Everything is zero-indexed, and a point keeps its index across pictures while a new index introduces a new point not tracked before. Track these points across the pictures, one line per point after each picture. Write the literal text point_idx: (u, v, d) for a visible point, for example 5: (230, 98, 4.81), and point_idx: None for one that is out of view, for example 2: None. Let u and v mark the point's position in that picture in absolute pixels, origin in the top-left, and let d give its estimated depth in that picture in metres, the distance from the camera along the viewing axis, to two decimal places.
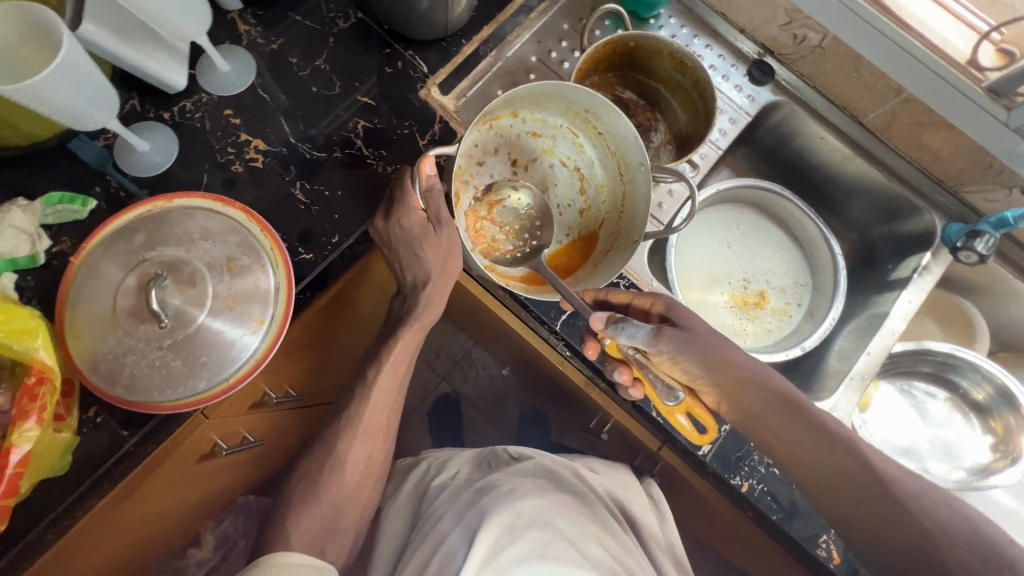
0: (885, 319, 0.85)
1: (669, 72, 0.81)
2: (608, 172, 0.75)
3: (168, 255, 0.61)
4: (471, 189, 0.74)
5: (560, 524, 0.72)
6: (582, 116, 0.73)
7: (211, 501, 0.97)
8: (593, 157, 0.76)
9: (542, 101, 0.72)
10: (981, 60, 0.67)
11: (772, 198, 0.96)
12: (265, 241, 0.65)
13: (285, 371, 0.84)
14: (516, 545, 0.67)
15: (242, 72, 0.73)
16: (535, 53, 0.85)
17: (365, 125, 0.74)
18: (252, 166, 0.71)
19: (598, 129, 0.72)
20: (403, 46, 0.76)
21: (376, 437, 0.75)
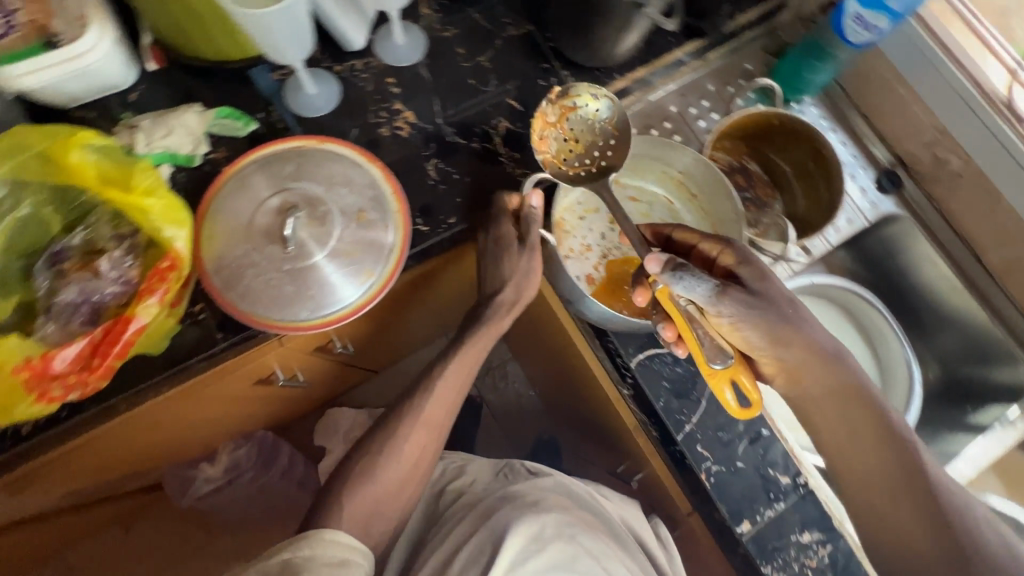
0: (954, 458, 0.87)
1: (803, 157, 0.82)
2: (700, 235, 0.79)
3: (309, 190, 0.66)
4: (571, 238, 0.79)
5: (588, 541, 0.75)
6: (679, 184, 0.79)
7: (239, 421, 1.02)
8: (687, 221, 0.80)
9: (638, 166, 0.80)
10: None
11: (863, 306, 0.93)
12: (392, 203, 0.69)
13: (355, 327, 0.87)
14: (542, 554, 0.71)
15: (413, 47, 0.77)
16: (676, 103, 0.87)
17: (506, 126, 0.78)
18: (396, 134, 0.75)
19: (692, 194, 0.77)
20: (561, 65, 0.81)
21: (432, 431, 0.74)
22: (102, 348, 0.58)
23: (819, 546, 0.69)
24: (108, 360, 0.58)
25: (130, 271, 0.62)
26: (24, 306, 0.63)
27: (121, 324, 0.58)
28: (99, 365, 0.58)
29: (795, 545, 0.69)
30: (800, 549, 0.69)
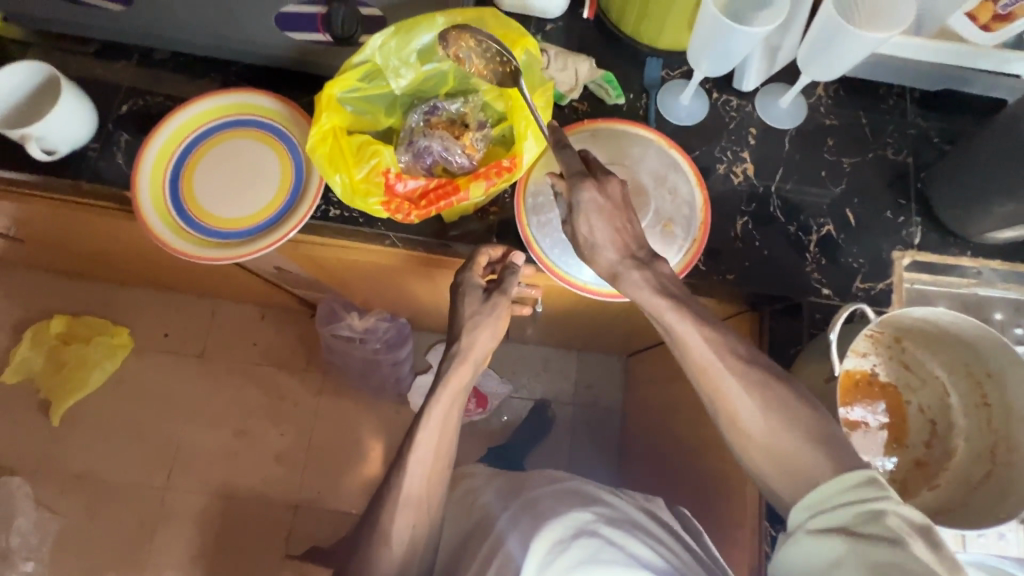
0: None
1: None
2: (970, 447, 0.66)
3: (640, 180, 0.72)
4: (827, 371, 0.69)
5: (605, 529, 0.67)
6: (973, 382, 0.66)
7: (412, 298, 1.13)
8: (959, 421, 0.68)
9: (939, 343, 0.67)
10: None
11: None
12: (695, 231, 0.71)
13: (565, 300, 0.89)
14: (569, 552, 0.63)
15: (793, 115, 0.79)
16: (1003, 312, 0.77)
17: (829, 231, 0.75)
18: (727, 177, 0.77)
19: (986, 400, 0.65)
20: (916, 209, 0.77)
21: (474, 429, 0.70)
22: (431, 197, 0.67)
23: None
24: (430, 209, 0.66)
25: (478, 152, 0.71)
26: (391, 129, 0.73)
27: (453, 188, 0.67)
28: (421, 208, 0.66)
29: None
30: None
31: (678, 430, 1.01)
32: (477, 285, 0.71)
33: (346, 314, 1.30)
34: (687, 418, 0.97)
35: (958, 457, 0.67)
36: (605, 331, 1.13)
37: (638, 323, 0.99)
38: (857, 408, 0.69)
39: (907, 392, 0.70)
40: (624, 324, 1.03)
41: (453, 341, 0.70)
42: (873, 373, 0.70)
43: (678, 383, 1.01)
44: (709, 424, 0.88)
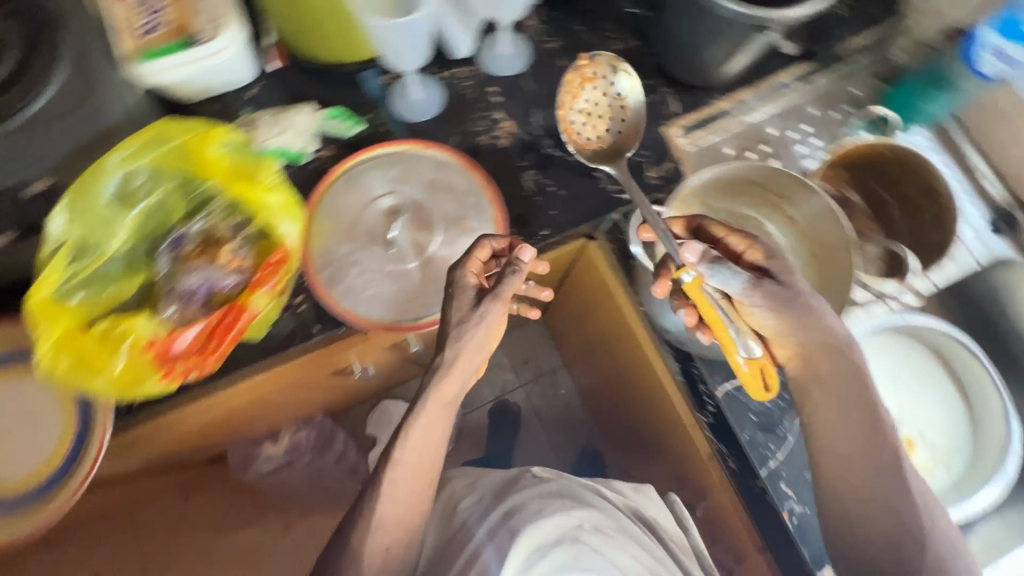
0: None
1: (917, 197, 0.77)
2: (800, 257, 0.72)
3: (413, 196, 0.69)
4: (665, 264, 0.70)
5: (591, 538, 0.71)
6: (773, 207, 0.72)
7: (304, 404, 1.05)
8: (781, 244, 0.73)
9: (732, 189, 0.71)
10: None
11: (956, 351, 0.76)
12: (491, 211, 0.70)
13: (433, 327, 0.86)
14: (549, 558, 0.69)
15: (519, 57, 0.78)
16: (775, 126, 0.83)
17: (604, 142, 0.77)
18: (493, 144, 0.76)
19: (790, 216, 0.71)
20: (663, 81, 0.80)
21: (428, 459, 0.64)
22: (218, 334, 0.60)
23: None
24: (224, 346, 0.61)
25: (245, 260, 0.65)
26: (145, 287, 0.65)
27: (235, 313, 0.61)
28: (214, 350, 0.60)
29: None
30: None
31: (603, 365, 1.04)
32: (467, 292, 0.60)
33: (259, 448, 1.20)
34: (602, 353, 0.99)
35: (797, 275, 0.72)
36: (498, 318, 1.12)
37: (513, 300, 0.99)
38: None
39: None
40: None
41: (442, 357, 0.60)
42: None
43: (581, 327, 1.02)
44: (617, 352, 0.90)
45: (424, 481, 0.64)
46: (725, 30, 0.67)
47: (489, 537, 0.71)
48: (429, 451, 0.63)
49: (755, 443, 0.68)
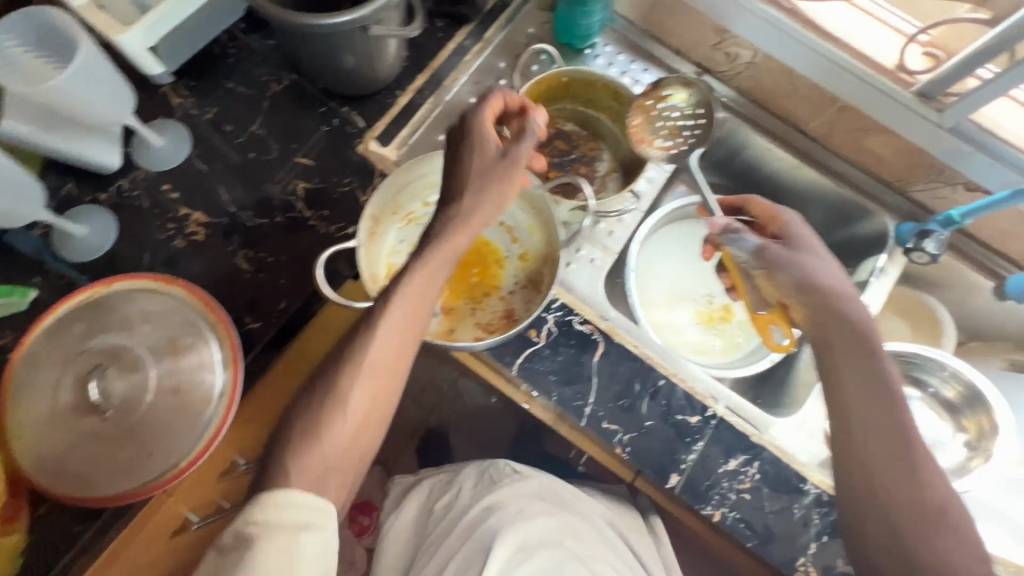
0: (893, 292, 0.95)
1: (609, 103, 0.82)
2: (529, 211, 0.69)
3: (111, 342, 0.60)
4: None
5: (570, 543, 0.70)
6: None
7: None
8: (507, 208, 0.71)
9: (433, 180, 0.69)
10: (911, 65, 0.73)
11: None
12: (209, 317, 0.63)
13: None
14: (531, 561, 0.66)
15: (178, 145, 0.73)
16: (474, 93, 0.83)
17: (305, 187, 0.73)
18: (193, 241, 0.70)
19: None
20: (339, 101, 0.76)
21: (388, 374, 0.52)
22: None
23: (747, 467, 0.68)
24: None
25: None
26: None
27: None
28: None
29: (725, 477, 0.67)
30: (730, 477, 0.67)
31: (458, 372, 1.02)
32: (484, 135, 0.55)
33: None
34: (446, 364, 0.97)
35: (532, 229, 0.70)
36: None
37: None
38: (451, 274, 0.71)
39: None
40: None
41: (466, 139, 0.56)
42: None
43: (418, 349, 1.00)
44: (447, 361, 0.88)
45: (376, 418, 0.52)
46: (341, 46, 0.64)
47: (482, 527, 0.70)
48: (385, 382, 0.52)
49: (564, 399, 0.69)
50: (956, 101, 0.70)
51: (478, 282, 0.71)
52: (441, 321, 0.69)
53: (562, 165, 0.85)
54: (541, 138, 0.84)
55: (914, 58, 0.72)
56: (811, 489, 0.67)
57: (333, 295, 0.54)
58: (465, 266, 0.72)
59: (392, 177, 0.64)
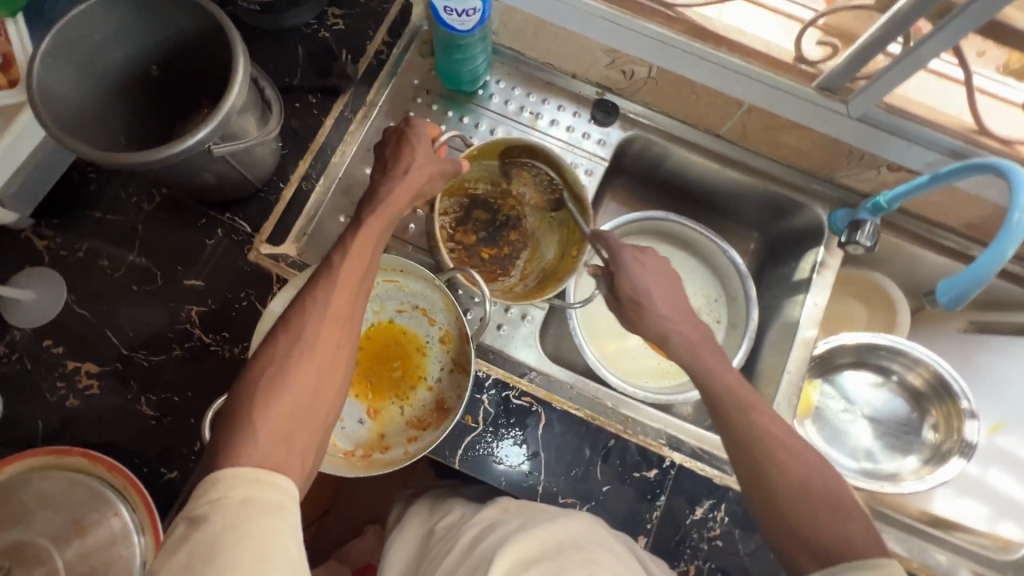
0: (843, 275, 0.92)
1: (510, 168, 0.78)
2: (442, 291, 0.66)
3: (10, 537, 0.56)
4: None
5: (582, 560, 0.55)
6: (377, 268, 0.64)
7: None
8: (417, 289, 0.67)
9: None
10: (810, 55, 0.66)
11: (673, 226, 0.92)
12: (115, 482, 0.59)
13: None
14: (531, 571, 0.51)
15: (52, 293, 0.66)
16: (368, 163, 0.79)
17: (199, 311, 0.67)
18: (88, 396, 0.64)
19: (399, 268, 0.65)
20: (220, 207, 0.71)
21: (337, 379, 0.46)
22: None
23: (715, 512, 0.65)
24: None
25: None
26: None
27: None
28: None
29: (694, 527, 0.64)
30: (699, 527, 0.65)
31: None
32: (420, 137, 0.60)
33: None
34: None
35: (448, 309, 0.66)
36: None
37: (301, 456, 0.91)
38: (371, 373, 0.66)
39: (382, 314, 0.68)
40: None
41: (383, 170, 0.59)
42: None
43: None
44: None
45: (335, 372, 0.47)
46: (197, 168, 0.58)
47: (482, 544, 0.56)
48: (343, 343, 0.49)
49: (514, 481, 0.65)
50: (862, 87, 0.64)
51: (402, 375, 0.67)
52: (369, 428, 0.64)
53: (490, 240, 0.80)
54: (458, 216, 0.79)
55: (811, 48, 0.65)
56: None
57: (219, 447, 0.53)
58: (386, 361, 0.67)
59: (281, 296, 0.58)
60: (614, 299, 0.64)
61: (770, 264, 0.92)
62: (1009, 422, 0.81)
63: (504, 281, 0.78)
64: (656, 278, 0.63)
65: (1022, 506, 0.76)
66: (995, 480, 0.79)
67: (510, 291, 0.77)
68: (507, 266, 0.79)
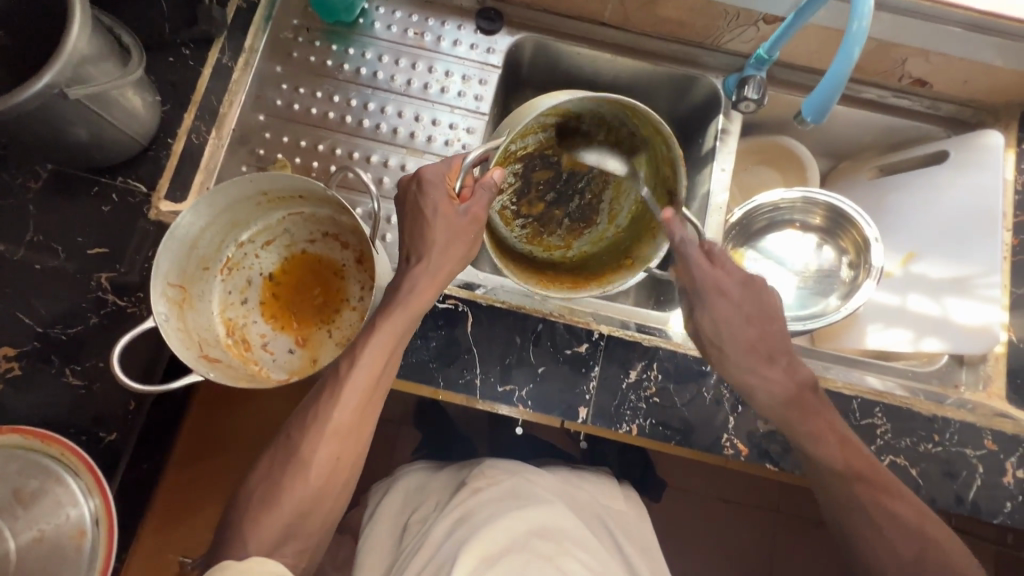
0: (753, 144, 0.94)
1: (602, 120, 0.72)
2: (346, 212, 0.65)
3: None
4: (255, 325, 0.66)
5: (536, 544, 0.75)
6: (274, 199, 0.64)
7: None
8: (323, 215, 0.67)
9: (236, 221, 0.64)
10: None
11: None
12: (51, 451, 0.58)
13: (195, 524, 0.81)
14: (495, 568, 0.70)
15: None
16: (260, 110, 0.78)
17: (109, 276, 0.67)
18: (9, 378, 0.63)
19: (297, 197, 0.64)
20: (110, 173, 0.69)
21: (344, 461, 0.59)
22: None
23: (648, 372, 0.68)
24: None
25: None
26: None
27: None
28: None
29: (630, 390, 0.67)
30: (635, 389, 0.67)
31: None
32: (437, 201, 0.59)
33: None
34: None
35: (355, 227, 0.66)
36: None
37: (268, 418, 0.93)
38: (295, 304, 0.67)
39: (294, 246, 0.68)
40: None
41: (409, 248, 0.62)
42: (265, 279, 0.67)
43: None
44: None
45: (340, 467, 0.59)
46: (62, 120, 0.57)
47: (448, 543, 0.74)
48: (346, 447, 0.60)
49: (451, 380, 0.66)
50: None
51: (324, 301, 0.67)
52: (300, 355, 0.65)
53: (562, 201, 0.78)
54: (519, 189, 0.76)
55: None
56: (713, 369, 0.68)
57: (140, 387, 0.51)
58: (306, 290, 0.67)
59: (171, 236, 0.56)
60: (694, 335, 0.65)
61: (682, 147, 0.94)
62: (920, 248, 0.84)
63: (595, 229, 0.77)
64: (735, 306, 0.63)
65: (939, 319, 0.79)
66: (915, 304, 0.82)
67: (601, 240, 0.77)
68: (590, 216, 0.78)
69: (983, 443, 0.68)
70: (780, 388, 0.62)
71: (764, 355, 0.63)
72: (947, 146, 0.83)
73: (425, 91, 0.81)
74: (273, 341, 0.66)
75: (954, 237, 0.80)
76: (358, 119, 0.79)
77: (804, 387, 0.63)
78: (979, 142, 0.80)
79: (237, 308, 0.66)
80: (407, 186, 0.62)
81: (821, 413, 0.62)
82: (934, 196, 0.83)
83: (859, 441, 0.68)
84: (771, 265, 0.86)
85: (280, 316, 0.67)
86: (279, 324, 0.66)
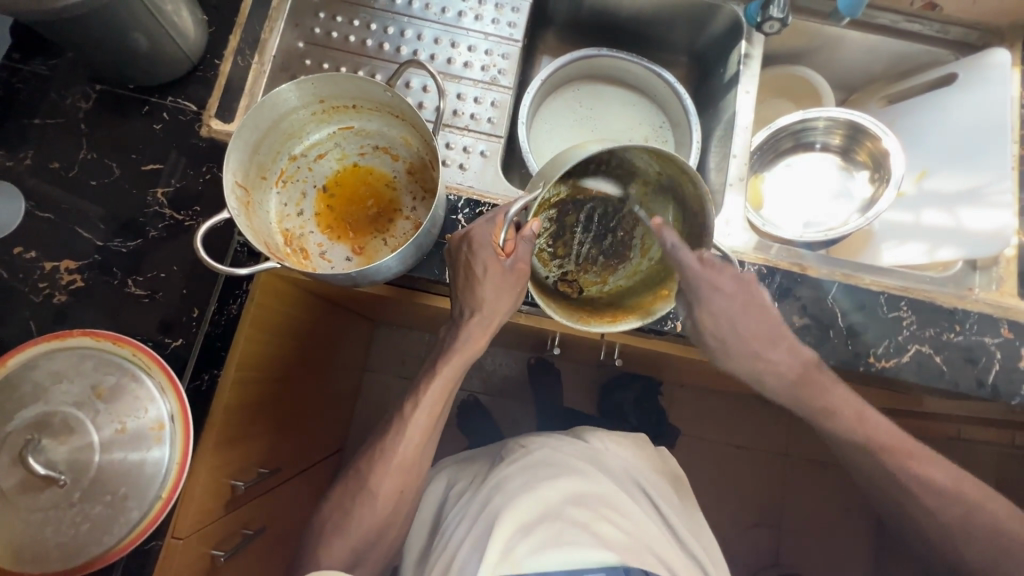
0: (770, 75, 0.98)
1: (640, 157, 0.64)
2: (398, 123, 0.67)
3: (31, 415, 0.56)
4: (313, 235, 0.68)
5: (571, 510, 0.70)
6: (329, 110, 0.66)
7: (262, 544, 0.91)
8: (375, 128, 0.69)
9: (291, 131, 0.66)
10: None
11: (606, 61, 0.93)
12: (124, 351, 0.60)
13: (250, 444, 0.82)
14: (532, 535, 0.65)
15: (8, 201, 0.66)
16: (300, 37, 0.80)
17: (165, 192, 0.68)
18: (73, 289, 0.65)
19: (352, 106, 0.66)
20: (159, 94, 0.71)
21: (408, 475, 0.67)
22: None
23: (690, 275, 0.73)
24: None
25: None
26: None
27: None
28: None
29: None
30: None
31: (419, 316, 1.03)
32: (487, 259, 0.60)
33: None
34: (400, 309, 0.98)
35: (407, 136, 0.68)
36: (330, 370, 1.10)
37: (312, 350, 0.97)
38: (349, 216, 0.69)
39: (347, 160, 0.70)
40: (316, 356, 1.00)
41: (464, 301, 0.64)
42: (320, 192, 0.70)
43: (378, 308, 1.01)
44: (403, 304, 0.90)
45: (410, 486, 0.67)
46: (122, 24, 0.59)
47: (490, 509, 0.71)
48: (407, 479, 0.67)
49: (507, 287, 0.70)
50: None
51: (378, 212, 0.69)
52: (357, 262, 0.67)
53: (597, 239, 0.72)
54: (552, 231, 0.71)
55: None
56: (750, 269, 0.74)
57: (219, 267, 0.54)
58: (360, 202, 0.70)
59: (241, 135, 0.58)
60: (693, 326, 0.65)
61: (702, 78, 0.97)
62: (932, 166, 0.88)
63: (629, 265, 0.71)
64: (731, 299, 0.62)
65: (953, 229, 0.82)
66: (928, 218, 0.86)
67: (636, 274, 0.71)
68: (624, 253, 0.72)
69: (999, 331, 0.73)
70: (786, 382, 0.67)
71: (785, 357, 0.65)
72: (956, 68, 0.87)
73: (459, 19, 0.83)
74: (330, 249, 0.68)
75: (963, 153, 0.84)
76: (395, 45, 0.81)
77: (812, 370, 0.67)
78: (987, 61, 0.83)
79: (294, 220, 0.68)
80: (457, 245, 0.63)
81: (826, 405, 0.67)
82: (946, 116, 0.87)
83: (886, 332, 0.72)
84: (790, 184, 0.91)
85: (335, 228, 0.69)
86: (336, 235, 0.68)
